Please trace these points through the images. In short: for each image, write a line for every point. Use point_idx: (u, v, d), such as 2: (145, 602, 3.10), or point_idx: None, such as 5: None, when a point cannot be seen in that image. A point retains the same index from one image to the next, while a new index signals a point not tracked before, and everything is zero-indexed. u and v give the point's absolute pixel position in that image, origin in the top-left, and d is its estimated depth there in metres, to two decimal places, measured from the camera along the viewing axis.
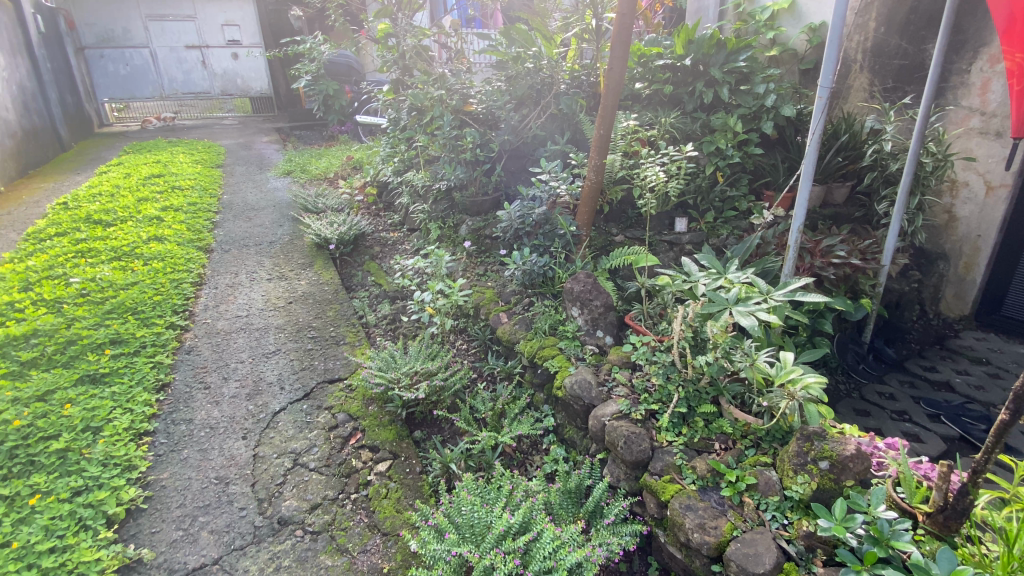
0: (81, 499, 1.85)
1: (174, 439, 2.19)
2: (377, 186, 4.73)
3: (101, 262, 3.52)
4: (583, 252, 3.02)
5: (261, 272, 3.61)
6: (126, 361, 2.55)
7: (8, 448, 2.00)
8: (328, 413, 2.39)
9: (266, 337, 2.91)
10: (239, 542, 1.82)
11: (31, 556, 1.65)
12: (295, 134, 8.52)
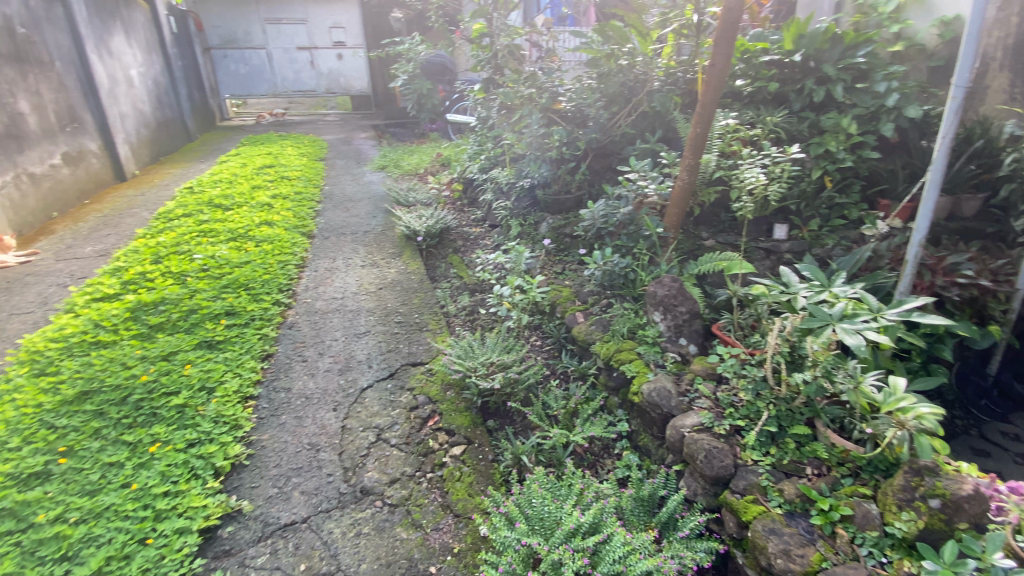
0: (194, 450, 2.07)
1: (275, 405, 2.40)
2: (463, 182, 4.88)
3: (221, 242, 3.95)
4: (669, 254, 2.92)
5: (355, 259, 3.86)
6: (238, 332, 2.84)
7: (137, 400, 2.30)
8: (409, 394, 2.52)
9: (358, 319, 3.11)
10: (326, 505, 1.95)
11: (148, 497, 1.86)
12: (389, 131, 9.01)
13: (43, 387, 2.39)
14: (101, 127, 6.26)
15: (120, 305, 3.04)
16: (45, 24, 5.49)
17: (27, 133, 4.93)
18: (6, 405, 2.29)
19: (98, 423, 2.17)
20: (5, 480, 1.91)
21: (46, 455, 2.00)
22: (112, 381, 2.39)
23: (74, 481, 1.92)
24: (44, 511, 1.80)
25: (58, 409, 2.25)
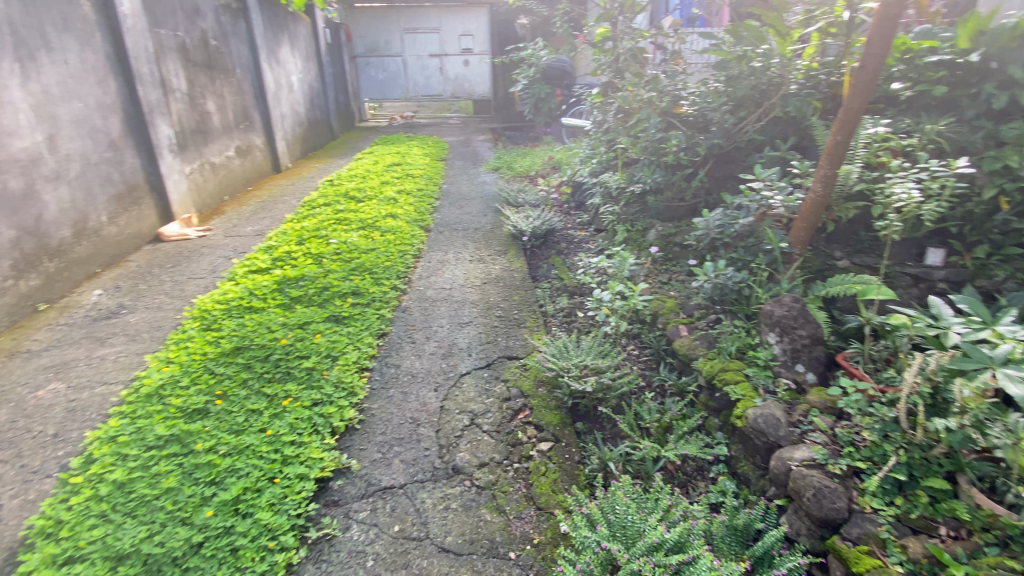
0: (317, 409, 2.34)
1: (385, 378, 2.65)
2: (572, 185, 4.92)
3: (353, 229, 4.42)
4: (792, 273, 2.69)
5: (464, 254, 4.08)
6: (361, 310, 3.16)
7: (277, 359, 2.66)
8: (503, 385, 2.61)
9: (462, 309, 3.29)
10: (421, 476, 2.10)
11: (279, 443, 2.14)
12: (506, 134, 9.33)
13: (209, 341, 2.87)
14: (265, 125, 7.31)
15: (270, 278, 3.54)
16: (231, 37, 6.53)
17: (212, 129, 5.92)
18: (182, 352, 2.79)
19: (246, 375, 2.56)
20: (176, 411, 2.33)
21: (207, 396, 2.40)
22: (259, 341, 2.80)
23: (225, 420, 2.27)
24: (201, 441, 2.15)
25: (218, 359, 2.69)
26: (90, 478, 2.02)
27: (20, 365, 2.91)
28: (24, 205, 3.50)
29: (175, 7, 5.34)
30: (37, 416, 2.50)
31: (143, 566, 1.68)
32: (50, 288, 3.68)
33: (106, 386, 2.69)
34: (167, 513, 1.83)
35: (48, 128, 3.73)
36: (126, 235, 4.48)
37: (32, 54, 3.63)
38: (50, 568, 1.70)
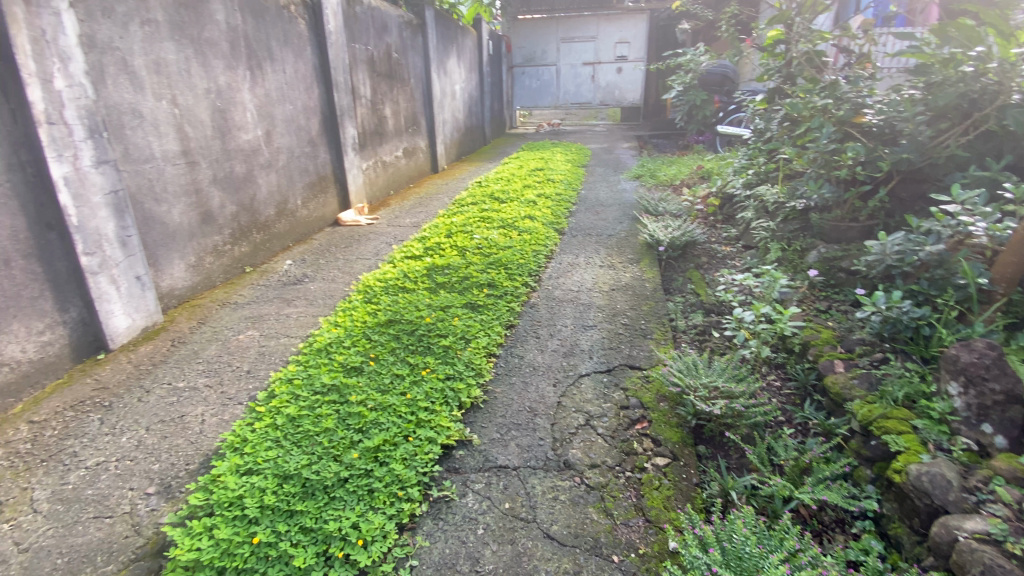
0: (449, 383, 2.57)
1: (510, 366, 2.80)
2: (721, 198, 4.64)
3: (494, 226, 4.72)
4: (990, 316, 2.25)
5: (596, 259, 4.10)
6: (494, 301, 3.38)
7: (420, 334, 2.98)
8: (622, 392, 2.59)
9: (589, 312, 3.32)
10: (534, 462, 2.20)
11: (415, 406, 2.40)
12: (653, 142, 9.11)
13: (368, 311, 3.32)
14: (429, 128, 8.12)
15: (422, 263, 3.97)
16: (410, 50, 7.38)
17: (387, 131, 6.76)
18: (346, 318, 3.27)
19: (394, 344, 2.91)
20: (338, 366, 2.75)
21: (362, 357, 2.79)
22: (408, 317, 3.16)
23: (375, 379, 2.62)
24: (354, 394, 2.51)
25: (375, 327, 3.11)
26: (272, 408, 2.48)
27: (230, 313, 3.66)
28: (245, 186, 4.37)
29: (369, 25, 6.21)
30: (238, 355, 3.13)
31: (302, 487, 1.99)
32: (256, 255, 4.55)
33: (288, 339, 3.27)
34: (324, 448, 2.17)
35: (268, 125, 4.62)
36: (314, 217, 5.34)
37: (263, 65, 4.52)
38: (233, 474, 2.09)
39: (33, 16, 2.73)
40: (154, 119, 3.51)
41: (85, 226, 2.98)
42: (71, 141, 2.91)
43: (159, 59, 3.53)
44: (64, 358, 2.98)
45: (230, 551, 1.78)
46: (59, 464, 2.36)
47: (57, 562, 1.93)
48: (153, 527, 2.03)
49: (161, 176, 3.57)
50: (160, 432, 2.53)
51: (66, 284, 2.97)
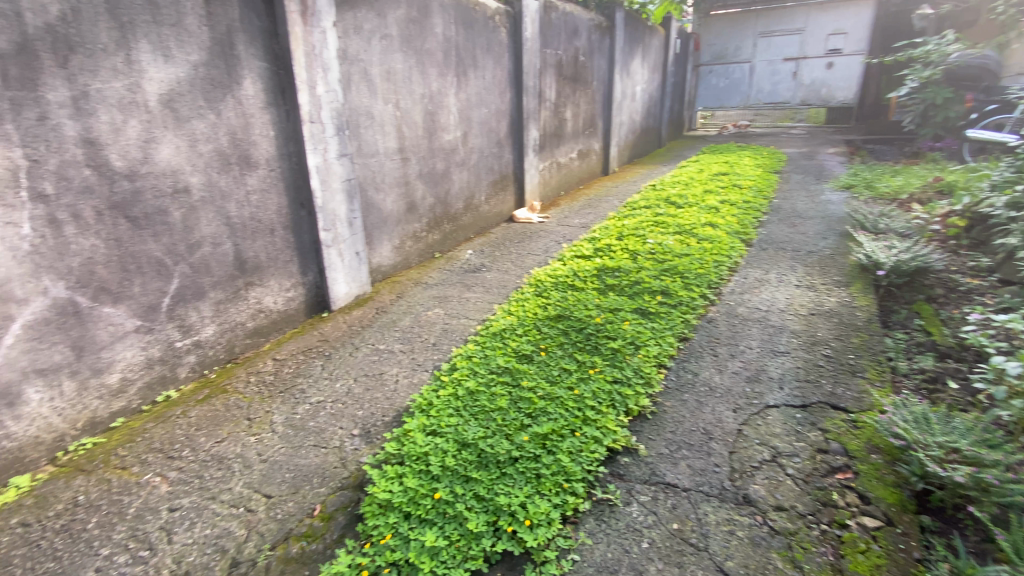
0: (617, 387, 2.53)
1: (682, 381, 2.65)
2: (971, 218, 3.76)
3: (670, 232, 4.51)
4: None
5: (791, 277, 3.65)
6: (668, 309, 3.22)
7: (589, 333, 3.00)
8: (820, 434, 2.26)
9: (780, 336, 2.97)
10: (707, 488, 2.04)
11: (582, 404, 2.42)
12: (868, 148, 7.81)
13: (539, 304, 3.46)
14: (606, 131, 8.13)
15: (594, 263, 4.00)
16: (597, 53, 7.44)
17: (566, 132, 6.94)
18: (520, 308, 3.46)
19: (563, 338, 2.98)
20: (511, 351, 2.92)
21: (533, 346, 2.92)
22: (579, 314, 3.22)
23: (544, 369, 2.71)
24: (525, 380, 2.64)
25: (546, 319, 3.23)
26: (452, 380, 2.75)
27: (421, 292, 4.13)
28: (442, 180, 4.88)
29: (561, 30, 6.42)
30: (426, 328, 3.52)
31: (478, 457, 2.17)
32: (445, 242, 5.05)
33: (467, 320, 3.57)
34: (497, 425, 2.33)
35: (466, 126, 5.09)
36: (493, 212, 5.74)
37: (467, 71, 4.98)
38: (421, 432, 2.37)
39: (309, 35, 3.40)
40: (381, 119, 4.12)
41: (326, 207, 3.64)
42: (323, 137, 3.57)
43: (390, 68, 4.12)
44: (300, 313, 3.67)
45: (416, 499, 2.03)
46: (293, 395, 2.92)
47: (286, 475, 2.37)
48: (356, 464, 2.39)
49: (381, 169, 4.17)
50: (365, 384, 2.98)
51: (308, 254, 3.66)
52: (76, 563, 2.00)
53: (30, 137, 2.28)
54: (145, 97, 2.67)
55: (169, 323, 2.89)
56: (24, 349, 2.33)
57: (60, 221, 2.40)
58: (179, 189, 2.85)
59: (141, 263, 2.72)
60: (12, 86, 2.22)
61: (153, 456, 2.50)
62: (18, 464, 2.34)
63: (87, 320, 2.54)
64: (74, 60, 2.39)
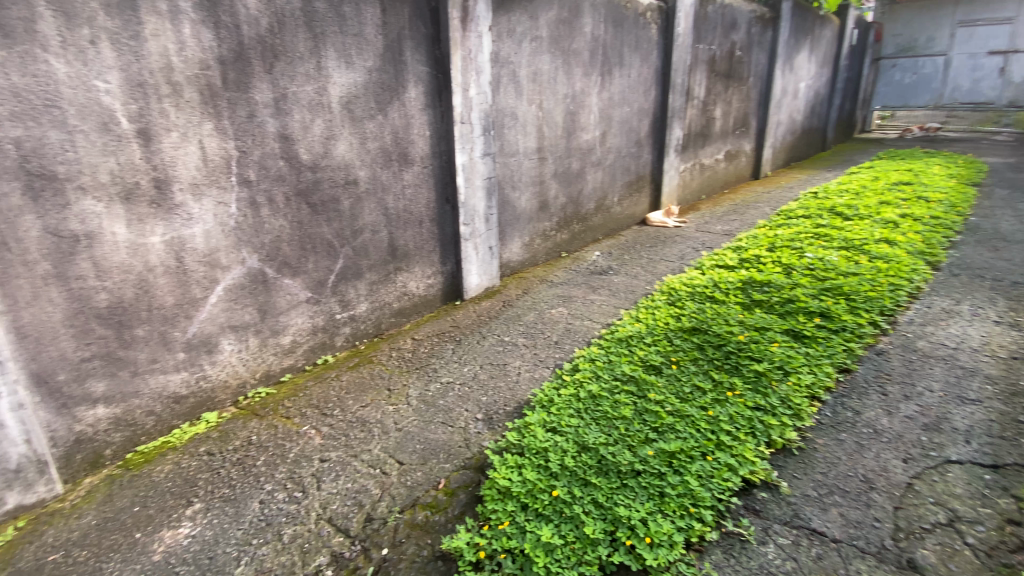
0: (759, 414, 2.34)
1: (838, 419, 2.35)
2: None
3: (833, 248, 4.00)
4: None
5: (989, 310, 3.03)
6: (826, 335, 2.87)
7: (729, 352, 2.82)
8: (1014, 503, 1.85)
9: (971, 380, 2.48)
10: (862, 544, 1.78)
11: (716, 427, 2.28)
12: None
13: (672, 314, 3.33)
14: (758, 133, 7.47)
15: (736, 276, 3.72)
16: (756, 47, 6.85)
17: (712, 133, 6.52)
18: (649, 316, 3.35)
19: (697, 353, 2.85)
20: (639, 360, 2.85)
21: (664, 358, 2.82)
22: (715, 330, 3.03)
23: (674, 384, 2.61)
24: (653, 392, 2.56)
25: (677, 331, 3.10)
26: (576, 380, 2.77)
27: (547, 289, 4.18)
28: (577, 181, 4.90)
29: (717, 24, 6.03)
30: (550, 326, 3.57)
31: (598, 462, 2.16)
32: (573, 242, 5.06)
33: (591, 322, 3.55)
34: (620, 434, 2.30)
35: (606, 126, 5.04)
36: (626, 214, 5.61)
37: (613, 71, 4.93)
38: (541, 427, 2.42)
39: (467, 40, 3.61)
40: (525, 120, 4.24)
41: (468, 202, 3.87)
42: (471, 136, 3.79)
43: (537, 69, 4.23)
44: (436, 299, 3.95)
45: (534, 493, 2.07)
46: (426, 373, 3.16)
47: (416, 447, 2.56)
48: (478, 447, 2.51)
49: (520, 167, 4.30)
50: (489, 372, 3.11)
51: (448, 245, 3.92)
52: (245, 492, 2.35)
53: (242, 132, 2.75)
54: (329, 99, 3.06)
55: (331, 297, 3.29)
56: (224, 307, 2.82)
57: (258, 203, 2.87)
58: (348, 181, 3.23)
59: (316, 244, 3.15)
60: (232, 89, 2.68)
61: (311, 411, 2.87)
62: (210, 402, 2.85)
63: (270, 288, 3.00)
64: (278, 67, 2.83)
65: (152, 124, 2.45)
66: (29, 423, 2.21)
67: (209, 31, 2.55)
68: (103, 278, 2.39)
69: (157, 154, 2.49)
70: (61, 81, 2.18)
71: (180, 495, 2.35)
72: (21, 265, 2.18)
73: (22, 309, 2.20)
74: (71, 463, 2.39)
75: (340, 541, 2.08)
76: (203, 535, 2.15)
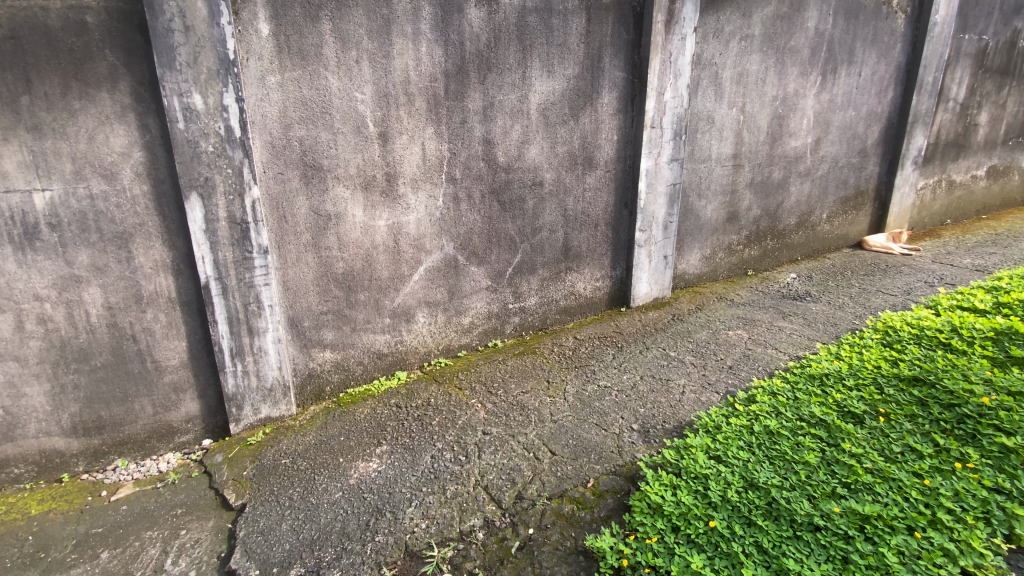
0: (1000, 498, 1.91)
1: None
2: None
3: None
4: None
5: None
6: None
7: (964, 414, 2.30)
8: None
9: None
10: None
11: (933, 501, 1.92)
12: None
13: (885, 357, 2.82)
14: None
15: (985, 322, 2.97)
16: None
17: (969, 144, 5.26)
18: (854, 356, 2.90)
19: (916, 410, 2.38)
20: (834, 404, 2.49)
21: (868, 407, 2.42)
22: (946, 385, 2.47)
23: (879, 439, 2.24)
24: (849, 443, 2.23)
25: (891, 379, 2.61)
26: (751, 410, 2.54)
27: (725, 308, 3.89)
28: (776, 193, 4.43)
29: (996, 7, 4.81)
30: (724, 348, 3.32)
31: (768, 506, 1.98)
32: (763, 260, 4.58)
33: (775, 352, 3.21)
34: (799, 480, 2.07)
35: (821, 132, 4.46)
36: (835, 234, 4.89)
37: (837, 69, 4.33)
38: (703, 452, 2.29)
39: (669, 43, 3.53)
40: (722, 124, 3.99)
41: (647, 208, 3.80)
42: (661, 141, 3.70)
43: (743, 70, 3.93)
44: (603, 302, 3.97)
45: (687, 517, 1.99)
46: (586, 373, 3.22)
47: (570, 441, 2.64)
48: (631, 456, 2.48)
49: (709, 175, 4.06)
50: (650, 385, 3.02)
51: (621, 250, 3.91)
52: (421, 445, 2.71)
53: (455, 136, 3.14)
54: (529, 106, 3.31)
55: (507, 288, 3.57)
56: (423, 285, 3.28)
57: (460, 199, 3.25)
58: (536, 182, 3.46)
59: (501, 239, 3.44)
60: (452, 98, 3.08)
61: (479, 387, 3.16)
62: (403, 362, 3.34)
63: (459, 273, 3.38)
64: (490, 78, 3.16)
65: (390, 128, 2.96)
66: (282, 354, 2.88)
67: (440, 49, 2.97)
68: (342, 250, 2.98)
69: (390, 152, 2.99)
70: (333, 93, 2.77)
71: (373, 435, 2.81)
72: (292, 234, 2.83)
73: (288, 268, 2.86)
74: (303, 392, 3.05)
75: (493, 510, 2.27)
76: (387, 472, 2.55)
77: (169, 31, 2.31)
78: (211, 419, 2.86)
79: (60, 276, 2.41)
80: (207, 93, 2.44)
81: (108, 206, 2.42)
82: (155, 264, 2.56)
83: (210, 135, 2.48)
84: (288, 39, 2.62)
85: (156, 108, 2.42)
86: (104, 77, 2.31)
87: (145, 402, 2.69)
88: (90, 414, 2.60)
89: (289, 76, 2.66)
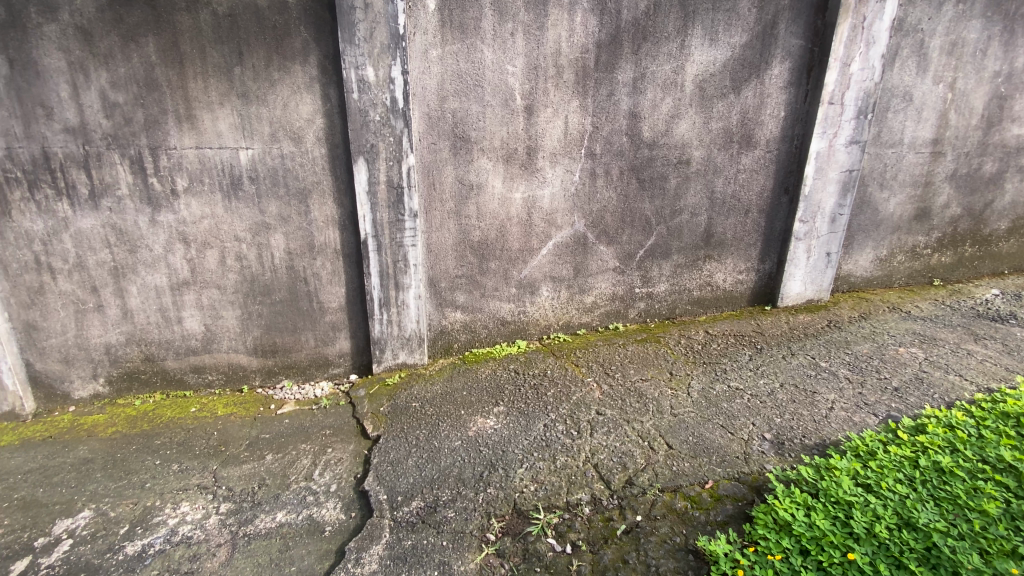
0: None
1: None
2: None
3: None
4: None
5: None
6: None
7: None
8: None
9: None
10: None
11: None
12: None
13: None
14: None
15: None
16: None
17: None
18: None
19: None
20: None
21: None
22: None
23: None
24: None
25: None
26: (917, 441, 2.19)
27: (897, 320, 3.34)
28: (986, 189, 3.62)
29: None
30: (890, 366, 2.87)
31: (926, 552, 1.72)
32: (955, 269, 3.81)
33: (959, 379, 2.69)
34: (972, 531, 1.76)
35: None
36: None
37: None
38: (849, 477, 2.04)
39: (864, 4, 3.01)
40: (922, 102, 3.33)
41: (812, 197, 3.36)
42: (839, 120, 3.22)
43: (963, 36, 3.22)
44: (742, 297, 3.65)
45: (821, 543, 1.81)
46: (713, 370, 3.03)
47: (689, 437, 2.52)
48: (759, 466, 2.30)
49: (897, 163, 3.45)
50: (790, 395, 2.74)
51: (772, 241, 3.53)
52: (536, 413, 2.80)
53: (600, 110, 3.07)
54: (684, 78, 3.09)
55: (636, 271, 3.46)
56: (551, 260, 3.32)
57: (597, 174, 3.19)
58: (681, 160, 3.25)
59: (635, 219, 3.33)
60: (602, 70, 3.00)
61: (598, 367, 3.15)
62: (524, 332, 3.45)
63: (588, 251, 3.35)
64: (645, 47, 3.00)
65: (537, 101, 2.99)
66: (421, 310, 3.15)
67: (595, 18, 2.89)
68: (480, 219, 3.13)
69: (534, 126, 3.03)
70: (487, 66, 2.87)
71: (493, 396, 2.97)
72: (439, 201, 3.04)
73: (433, 231, 3.09)
74: (435, 345, 3.31)
75: (601, 489, 2.28)
76: (502, 432, 2.68)
77: (352, 9, 2.58)
78: (357, 357, 3.26)
79: (255, 222, 2.89)
80: (378, 66, 2.69)
81: (294, 165, 2.82)
82: (326, 219, 2.94)
83: (378, 105, 2.74)
84: (451, 13, 2.75)
85: (336, 80, 2.73)
86: (298, 51, 2.66)
87: (309, 335, 3.16)
88: (268, 339, 3.12)
89: (449, 50, 2.80)
